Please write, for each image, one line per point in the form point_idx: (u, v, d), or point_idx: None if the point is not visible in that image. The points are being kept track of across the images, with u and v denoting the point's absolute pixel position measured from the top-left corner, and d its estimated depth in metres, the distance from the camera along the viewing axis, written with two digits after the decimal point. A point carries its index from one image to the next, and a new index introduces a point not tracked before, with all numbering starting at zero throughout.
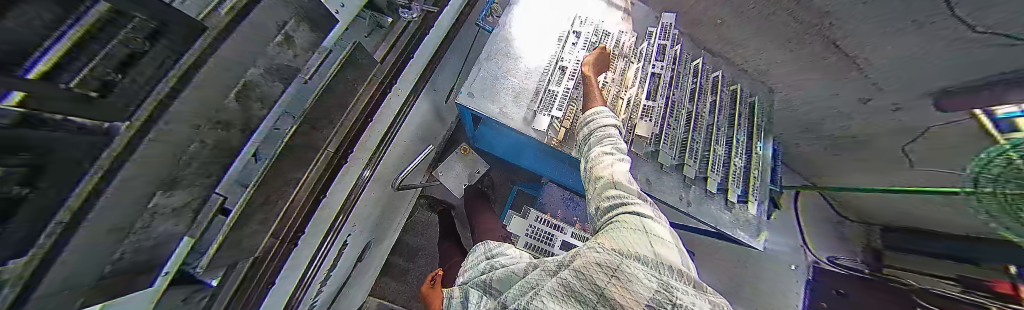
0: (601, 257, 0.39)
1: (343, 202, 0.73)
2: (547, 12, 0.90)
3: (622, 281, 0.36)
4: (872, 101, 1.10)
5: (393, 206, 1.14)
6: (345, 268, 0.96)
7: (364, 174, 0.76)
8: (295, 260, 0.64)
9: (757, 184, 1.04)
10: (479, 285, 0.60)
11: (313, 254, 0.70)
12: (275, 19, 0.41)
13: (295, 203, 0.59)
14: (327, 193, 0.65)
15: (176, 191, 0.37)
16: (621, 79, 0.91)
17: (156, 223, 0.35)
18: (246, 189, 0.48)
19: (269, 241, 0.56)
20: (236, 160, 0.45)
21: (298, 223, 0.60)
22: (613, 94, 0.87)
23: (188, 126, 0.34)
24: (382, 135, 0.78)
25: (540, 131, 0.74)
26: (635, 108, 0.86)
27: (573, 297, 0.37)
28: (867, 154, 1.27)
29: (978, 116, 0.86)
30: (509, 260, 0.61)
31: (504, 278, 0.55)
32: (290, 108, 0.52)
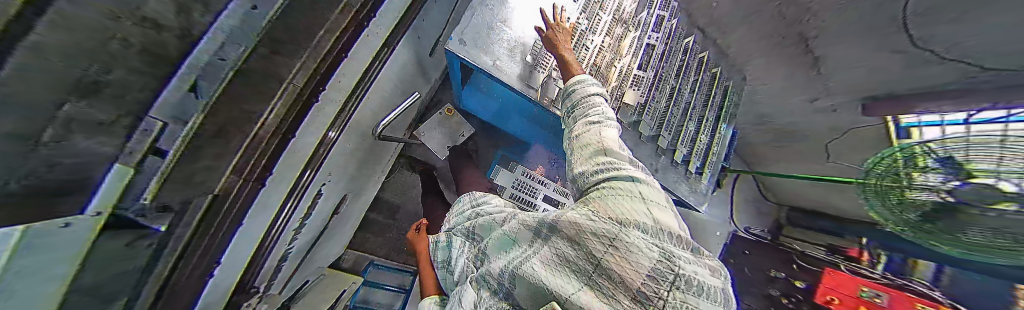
0: (597, 225, 0.31)
1: (311, 155, 0.68)
2: None
3: (622, 249, 0.27)
4: (818, 101, 1.26)
5: (371, 161, 1.09)
6: (318, 224, 0.93)
7: (329, 136, 0.70)
8: (262, 205, 0.59)
9: (714, 160, 1.19)
10: (463, 232, 0.66)
11: (279, 205, 0.66)
12: None
13: (257, 140, 0.53)
14: (296, 132, 0.58)
15: (96, 102, 0.29)
16: (617, 45, 0.89)
17: (74, 139, 0.29)
18: (190, 122, 0.40)
19: (231, 178, 0.51)
20: (169, 80, 0.36)
21: (263, 169, 0.55)
22: (608, 62, 0.86)
23: (95, 9, 0.25)
24: (354, 84, 0.70)
25: (537, 87, 0.72)
26: (626, 77, 0.87)
27: (563, 266, 0.31)
28: (799, 145, 1.51)
29: (888, 122, 1.09)
30: (495, 210, 0.64)
31: (485, 224, 0.59)
32: (242, 30, 0.42)
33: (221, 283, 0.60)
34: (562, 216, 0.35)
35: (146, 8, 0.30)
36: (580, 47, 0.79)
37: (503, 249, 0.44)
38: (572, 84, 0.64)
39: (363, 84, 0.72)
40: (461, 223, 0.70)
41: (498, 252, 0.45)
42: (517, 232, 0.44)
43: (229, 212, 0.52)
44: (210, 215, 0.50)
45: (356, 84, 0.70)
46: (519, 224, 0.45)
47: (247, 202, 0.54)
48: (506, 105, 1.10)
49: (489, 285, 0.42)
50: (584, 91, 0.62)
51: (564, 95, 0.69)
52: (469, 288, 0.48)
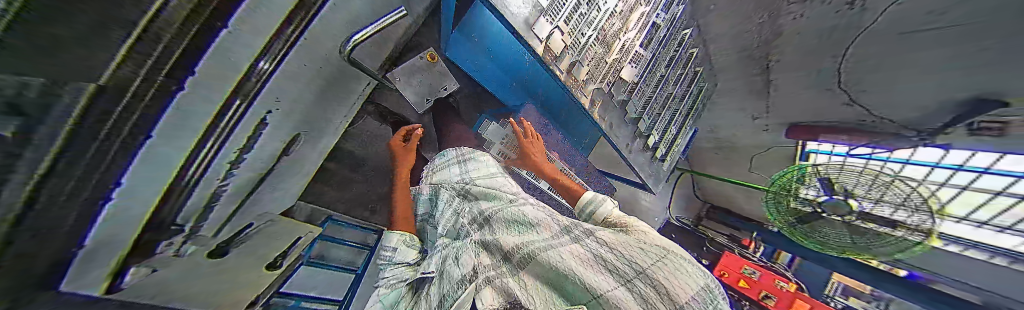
0: (643, 247, 0.39)
1: (239, 83, 0.53)
2: None
3: (668, 266, 0.34)
4: (757, 119, 1.50)
5: (332, 100, 0.89)
6: (260, 165, 0.72)
7: (259, 68, 0.56)
8: (178, 120, 0.45)
9: (674, 151, 1.34)
10: (453, 187, 0.70)
11: (206, 127, 0.51)
12: None
13: (168, 20, 0.36)
14: (229, 20, 0.45)
15: None
16: (626, 16, 0.87)
17: None
18: None
19: (125, 69, 0.33)
20: None
21: (172, 67, 0.40)
22: (614, 32, 0.85)
23: None
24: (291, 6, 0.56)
25: (541, 38, 0.66)
26: (628, 51, 0.88)
27: (603, 265, 0.36)
28: (735, 151, 1.80)
29: (798, 147, 1.42)
30: (486, 179, 0.69)
31: (482, 190, 0.65)
32: None
33: (124, 218, 0.44)
34: (607, 234, 0.44)
35: None
36: (591, 8, 0.75)
37: (524, 231, 0.47)
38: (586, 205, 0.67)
39: (303, 9, 0.59)
40: (451, 181, 0.72)
41: (516, 231, 0.48)
42: (546, 224, 0.49)
43: (120, 118, 0.36)
44: (97, 120, 0.32)
45: (296, 5, 0.57)
46: (549, 220, 0.50)
47: (150, 112, 0.40)
48: (507, 62, 1.17)
49: (497, 251, 0.45)
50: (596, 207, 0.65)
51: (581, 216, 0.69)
52: (468, 248, 0.49)
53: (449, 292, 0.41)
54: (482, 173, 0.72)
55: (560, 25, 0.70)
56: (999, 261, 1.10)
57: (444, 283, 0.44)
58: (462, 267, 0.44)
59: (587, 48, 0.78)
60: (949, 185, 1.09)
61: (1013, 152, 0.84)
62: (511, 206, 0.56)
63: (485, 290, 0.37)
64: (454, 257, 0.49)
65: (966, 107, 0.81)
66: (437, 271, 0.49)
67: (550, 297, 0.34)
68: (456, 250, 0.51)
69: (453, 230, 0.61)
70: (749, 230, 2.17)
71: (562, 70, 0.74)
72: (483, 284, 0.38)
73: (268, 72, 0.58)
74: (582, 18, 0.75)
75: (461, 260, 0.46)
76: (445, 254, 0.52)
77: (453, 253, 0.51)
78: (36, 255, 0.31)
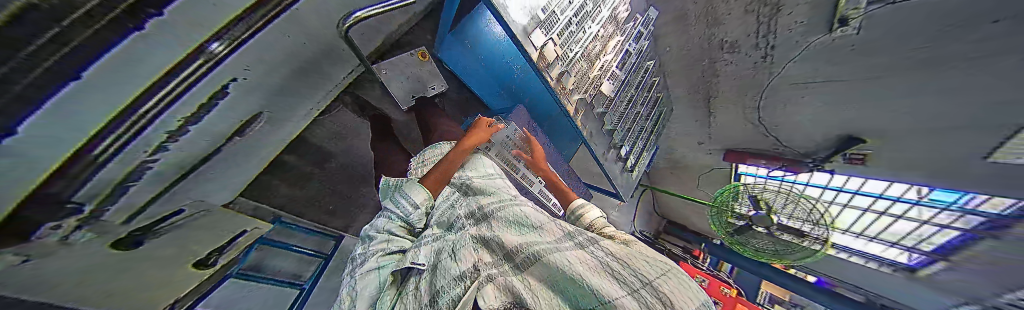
0: (649, 262, 0.32)
1: (195, 50, 0.55)
2: None
3: (674, 280, 0.26)
4: (702, 144, 1.78)
5: (305, 84, 0.89)
6: (202, 143, 0.68)
7: (207, 52, 0.56)
8: (117, 67, 0.44)
9: (640, 165, 1.50)
10: (458, 185, 0.73)
11: (146, 86, 0.50)
12: None
13: None
14: None
15: None
16: (606, 41, 1.01)
17: None
18: None
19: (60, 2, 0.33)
20: None
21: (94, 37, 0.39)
22: (596, 52, 0.97)
23: None
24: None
25: (537, 46, 0.72)
26: (606, 70, 1.03)
27: (607, 271, 0.30)
28: (686, 170, 2.09)
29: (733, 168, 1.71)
30: (483, 179, 0.73)
31: (484, 185, 0.69)
32: None
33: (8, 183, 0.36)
34: (610, 244, 0.38)
35: None
36: (575, 32, 0.87)
37: (527, 233, 0.45)
38: (577, 208, 0.73)
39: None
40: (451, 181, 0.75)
41: (517, 232, 0.46)
42: (550, 227, 0.45)
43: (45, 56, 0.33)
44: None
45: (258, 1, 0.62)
46: (552, 224, 0.47)
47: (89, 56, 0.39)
48: (500, 72, 1.21)
49: (499, 249, 0.42)
50: (587, 214, 0.69)
51: (571, 219, 0.74)
52: (467, 245, 0.46)
53: (443, 289, 0.36)
54: (479, 174, 0.76)
55: (552, 38, 0.78)
56: (885, 269, 1.42)
57: (438, 278, 0.39)
58: (461, 264, 0.40)
59: (574, 61, 0.89)
60: (846, 205, 1.36)
61: (878, 177, 1.13)
62: (512, 206, 0.55)
63: (485, 288, 0.32)
64: (451, 253, 0.44)
65: (845, 138, 1.09)
66: (429, 265, 0.45)
67: (553, 299, 0.28)
68: (452, 244, 0.47)
69: (447, 220, 0.59)
70: (698, 242, 2.46)
71: (552, 78, 0.82)
72: (482, 284, 0.33)
73: (221, 55, 0.59)
74: (569, 36, 0.85)
75: (459, 256, 0.43)
76: (438, 247, 0.49)
77: (448, 248, 0.47)
78: None
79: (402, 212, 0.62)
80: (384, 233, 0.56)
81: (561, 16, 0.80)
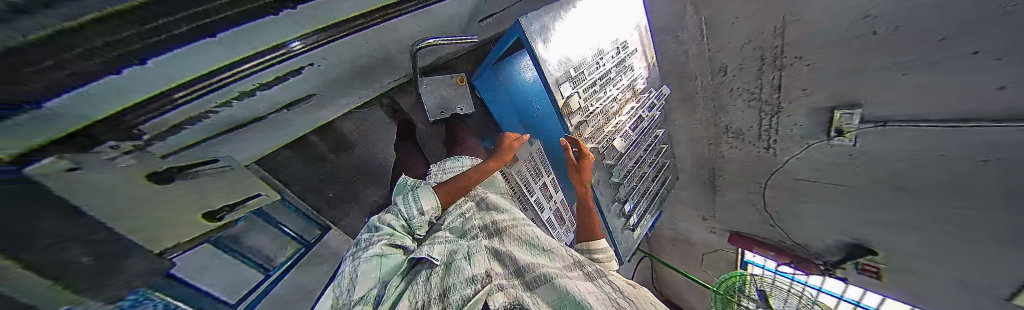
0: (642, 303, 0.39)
1: (277, 45, 0.63)
2: (595, 29, 1.20)
3: None
4: (705, 220, 1.73)
5: (361, 81, 1.02)
6: (256, 109, 0.76)
7: (290, 46, 0.66)
8: (227, 42, 0.53)
9: (643, 225, 1.47)
10: (474, 198, 0.80)
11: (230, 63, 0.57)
12: None
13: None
14: None
15: None
16: (621, 104, 1.30)
17: None
18: None
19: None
20: None
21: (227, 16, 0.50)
22: (612, 111, 1.26)
23: None
24: (349, 16, 0.75)
25: (563, 95, 1.00)
26: (619, 128, 1.23)
27: (613, 304, 0.36)
28: (687, 245, 1.99)
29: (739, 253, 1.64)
30: (496, 195, 0.82)
31: (496, 202, 0.76)
32: None
33: (71, 114, 0.40)
34: (618, 281, 0.46)
35: None
36: (595, 93, 1.15)
37: (538, 254, 0.53)
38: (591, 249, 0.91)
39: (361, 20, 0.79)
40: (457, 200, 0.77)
41: (530, 252, 0.54)
42: (560, 254, 0.53)
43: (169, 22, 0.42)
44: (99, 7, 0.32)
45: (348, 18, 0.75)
46: (563, 251, 0.54)
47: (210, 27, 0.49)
48: (522, 106, 1.30)
49: (510, 264, 0.50)
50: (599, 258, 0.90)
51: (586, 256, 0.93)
52: (481, 252, 0.54)
53: (457, 287, 0.44)
54: (494, 192, 0.85)
55: (577, 93, 1.05)
56: None
57: (450, 276, 0.48)
58: (474, 268, 0.49)
59: (592, 113, 1.15)
60: None
61: (891, 296, 1.15)
62: (524, 226, 0.63)
63: (497, 295, 0.39)
64: (466, 256, 0.53)
65: (854, 244, 1.14)
66: (442, 260, 0.54)
67: None
68: (467, 248, 0.56)
69: (459, 228, 0.67)
70: None
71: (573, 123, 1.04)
72: (492, 287, 0.41)
73: (297, 52, 0.68)
74: (586, 94, 1.11)
75: (473, 260, 0.52)
76: (452, 249, 0.58)
77: (463, 250, 0.56)
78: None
79: (407, 212, 0.67)
80: (385, 228, 0.62)
81: (588, 77, 1.12)
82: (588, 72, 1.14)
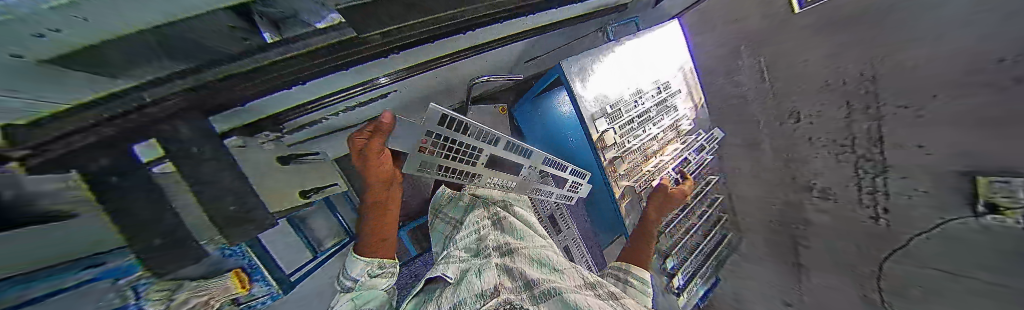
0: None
1: (371, 78, 0.84)
2: (634, 70, 1.26)
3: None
4: None
5: (431, 104, 1.23)
6: (353, 119, 1.00)
7: (379, 80, 0.86)
8: (348, 74, 0.75)
9: (694, 287, 1.25)
10: (490, 217, 0.87)
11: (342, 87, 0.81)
12: None
13: (374, 47, 0.67)
14: (410, 48, 0.79)
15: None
16: (661, 146, 1.34)
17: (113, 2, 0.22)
18: None
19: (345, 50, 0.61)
20: None
21: (353, 60, 0.68)
22: (653, 151, 1.30)
23: None
24: (431, 58, 0.95)
25: (598, 131, 1.06)
26: (659, 169, 1.30)
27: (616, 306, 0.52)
28: None
29: None
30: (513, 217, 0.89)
31: (508, 224, 0.84)
32: None
33: (244, 113, 0.64)
34: (630, 302, 0.61)
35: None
36: (631, 131, 1.20)
37: (549, 272, 0.65)
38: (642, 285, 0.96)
39: (438, 61, 0.99)
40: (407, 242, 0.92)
41: (541, 269, 0.66)
42: (570, 272, 0.67)
43: (320, 65, 0.62)
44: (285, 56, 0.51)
45: (432, 58, 0.96)
46: (573, 271, 0.68)
47: (340, 67, 0.68)
48: (558, 134, 1.35)
49: (518, 278, 0.57)
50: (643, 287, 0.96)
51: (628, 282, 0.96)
52: (491, 269, 0.60)
53: (468, 301, 0.49)
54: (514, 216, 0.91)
55: (614, 130, 1.12)
56: None
57: (462, 290, 0.54)
58: (483, 281, 0.54)
59: (630, 151, 1.19)
60: None
61: None
62: (536, 247, 0.76)
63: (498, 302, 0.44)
64: (477, 271, 0.59)
65: None
66: (454, 279, 0.62)
67: None
68: (479, 265, 0.63)
69: (474, 248, 0.74)
70: None
71: (609, 157, 1.11)
72: (500, 301, 0.45)
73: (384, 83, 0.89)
74: (624, 133, 1.16)
75: (483, 274, 0.57)
76: (464, 267, 0.65)
77: (474, 268, 0.63)
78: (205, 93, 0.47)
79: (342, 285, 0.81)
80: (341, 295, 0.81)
81: (626, 115, 1.17)
82: (626, 109, 1.18)
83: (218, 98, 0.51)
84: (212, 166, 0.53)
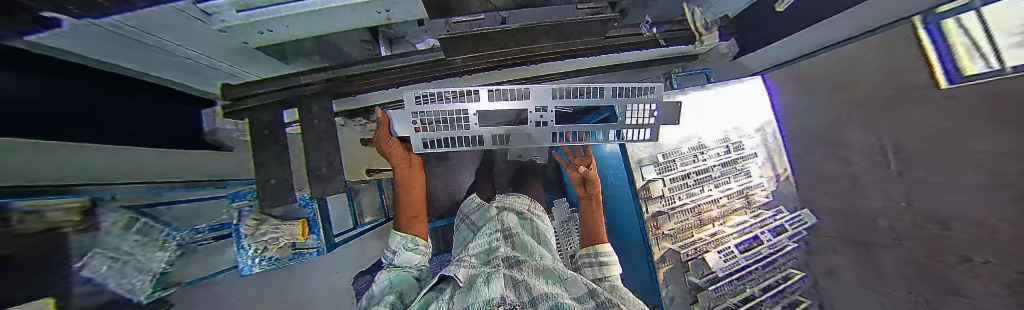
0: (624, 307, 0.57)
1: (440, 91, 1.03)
2: (700, 123, 1.16)
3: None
4: None
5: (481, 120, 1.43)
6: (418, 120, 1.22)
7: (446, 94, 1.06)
8: (427, 87, 0.96)
9: None
10: (498, 227, 0.85)
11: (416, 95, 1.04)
12: (373, 5, 0.65)
13: (455, 70, 0.87)
14: (480, 74, 0.95)
15: (267, 32, 0.62)
16: (724, 216, 1.16)
17: (257, 40, 0.64)
18: (338, 26, 0.72)
19: (435, 70, 0.82)
20: (322, 26, 0.68)
21: (439, 76, 0.89)
22: (710, 217, 1.13)
23: (310, 16, 0.60)
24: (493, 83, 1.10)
25: (644, 178, 1.04)
26: (717, 241, 1.09)
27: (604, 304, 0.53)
28: None
29: None
30: (527, 236, 0.84)
31: (518, 237, 0.80)
32: (355, 14, 0.68)
33: (353, 101, 0.92)
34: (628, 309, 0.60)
35: (301, 23, 0.63)
36: (686, 187, 1.09)
37: (551, 282, 0.61)
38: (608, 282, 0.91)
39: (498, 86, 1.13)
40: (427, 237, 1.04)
41: (545, 278, 0.62)
42: (574, 281, 0.64)
43: (416, 76, 0.83)
44: (394, 71, 0.78)
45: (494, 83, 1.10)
46: (580, 281, 0.65)
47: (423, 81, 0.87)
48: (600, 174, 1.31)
49: (523, 290, 0.52)
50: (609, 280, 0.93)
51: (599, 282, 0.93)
52: (499, 279, 0.55)
53: (476, 305, 0.47)
54: (529, 230, 0.90)
55: (660, 181, 1.06)
56: None
57: (470, 296, 0.52)
58: (490, 290, 0.51)
59: (678, 207, 1.08)
60: None
61: None
62: (541, 259, 0.72)
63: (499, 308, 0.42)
64: (485, 280, 0.57)
65: None
66: (464, 280, 0.61)
67: None
68: (488, 274, 0.60)
69: (485, 257, 0.72)
70: None
71: (652, 211, 1.05)
72: None
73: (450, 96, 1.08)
74: (676, 187, 1.07)
75: (491, 284, 0.54)
76: (474, 273, 0.64)
77: (484, 275, 0.60)
78: (344, 88, 0.76)
79: (393, 263, 0.94)
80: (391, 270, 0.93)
81: (678, 168, 1.09)
82: (681, 162, 1.10)
83: (354, 89, 0.79)
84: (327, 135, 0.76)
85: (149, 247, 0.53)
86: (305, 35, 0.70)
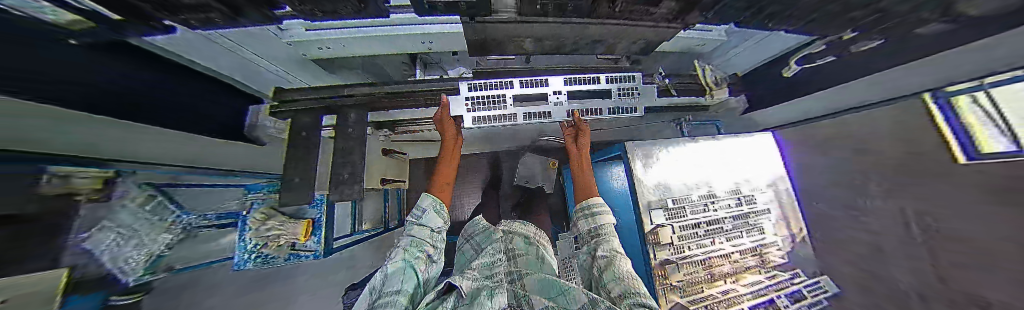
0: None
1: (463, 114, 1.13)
2: (711, 170, 1.17)
3: None
4: None
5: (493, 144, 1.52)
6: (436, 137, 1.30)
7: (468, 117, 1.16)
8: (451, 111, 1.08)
9: None
10: (501, 245, 0.86)
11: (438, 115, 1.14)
12: (419, 40, 0.81)
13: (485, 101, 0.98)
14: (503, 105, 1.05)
15: (326, 49, 0.79)
16: (736, 274, 1.11)
17: (315, 51, 0.80)
18: (387, 52, 0.88)
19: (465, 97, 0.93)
20: (375, 50, 0.84)
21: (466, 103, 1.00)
22: (721, 272, 1.08)
23: (366, 40, 0.77)
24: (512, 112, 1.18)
25: (654, 223, 1.02)
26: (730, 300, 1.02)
27: None
28: None
29: None
30: (530, 255, 0.83)
31: (521, 255, 0.81)
32: (403, 47, 0.84)
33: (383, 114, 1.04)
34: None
35: (355, 45, 0.79)
36: (698, 237, 1.06)
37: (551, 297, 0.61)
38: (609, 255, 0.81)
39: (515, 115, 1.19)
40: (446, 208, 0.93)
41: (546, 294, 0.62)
42: (576, 294, 0.61)
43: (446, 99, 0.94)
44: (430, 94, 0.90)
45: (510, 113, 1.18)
46: (581, 293, 0.62)
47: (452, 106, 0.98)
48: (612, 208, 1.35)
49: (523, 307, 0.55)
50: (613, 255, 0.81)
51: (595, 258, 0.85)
52: (502, 295, 0.60)
53: None
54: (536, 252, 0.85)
55: (670, 226, 1.03)
56: None
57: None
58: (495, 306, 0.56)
59: (689, 257, 1.04)
60: None
61: None
62: (543, 275, 0.69)
63: None
64: (489, 294, 0.60)
65: None
66: (467, 292, 0.61)
67: None
68: (491, 288, 0.63)
69: (486, 271, 0.75)
70: None
71: (663, 257, 1.01)
72: None
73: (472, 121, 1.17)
74: (687, 236, 1.05)
75: (495, 299, 0.58)
76: (478, 285, 0.65)
77: (488, 288, 0.63)
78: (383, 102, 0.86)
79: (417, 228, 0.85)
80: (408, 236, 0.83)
81: (689, 216, 1.07)
82: (693, 209, 1.09)
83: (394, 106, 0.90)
84: (354, 141, 0.81)
85: (154, 228, 0.59)
86: (360, 55, 0.87)
